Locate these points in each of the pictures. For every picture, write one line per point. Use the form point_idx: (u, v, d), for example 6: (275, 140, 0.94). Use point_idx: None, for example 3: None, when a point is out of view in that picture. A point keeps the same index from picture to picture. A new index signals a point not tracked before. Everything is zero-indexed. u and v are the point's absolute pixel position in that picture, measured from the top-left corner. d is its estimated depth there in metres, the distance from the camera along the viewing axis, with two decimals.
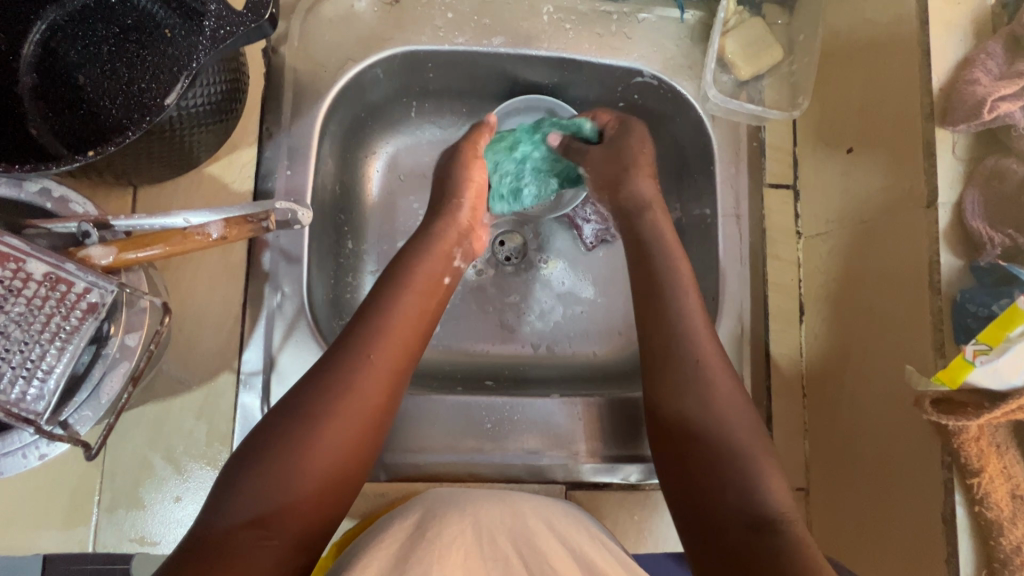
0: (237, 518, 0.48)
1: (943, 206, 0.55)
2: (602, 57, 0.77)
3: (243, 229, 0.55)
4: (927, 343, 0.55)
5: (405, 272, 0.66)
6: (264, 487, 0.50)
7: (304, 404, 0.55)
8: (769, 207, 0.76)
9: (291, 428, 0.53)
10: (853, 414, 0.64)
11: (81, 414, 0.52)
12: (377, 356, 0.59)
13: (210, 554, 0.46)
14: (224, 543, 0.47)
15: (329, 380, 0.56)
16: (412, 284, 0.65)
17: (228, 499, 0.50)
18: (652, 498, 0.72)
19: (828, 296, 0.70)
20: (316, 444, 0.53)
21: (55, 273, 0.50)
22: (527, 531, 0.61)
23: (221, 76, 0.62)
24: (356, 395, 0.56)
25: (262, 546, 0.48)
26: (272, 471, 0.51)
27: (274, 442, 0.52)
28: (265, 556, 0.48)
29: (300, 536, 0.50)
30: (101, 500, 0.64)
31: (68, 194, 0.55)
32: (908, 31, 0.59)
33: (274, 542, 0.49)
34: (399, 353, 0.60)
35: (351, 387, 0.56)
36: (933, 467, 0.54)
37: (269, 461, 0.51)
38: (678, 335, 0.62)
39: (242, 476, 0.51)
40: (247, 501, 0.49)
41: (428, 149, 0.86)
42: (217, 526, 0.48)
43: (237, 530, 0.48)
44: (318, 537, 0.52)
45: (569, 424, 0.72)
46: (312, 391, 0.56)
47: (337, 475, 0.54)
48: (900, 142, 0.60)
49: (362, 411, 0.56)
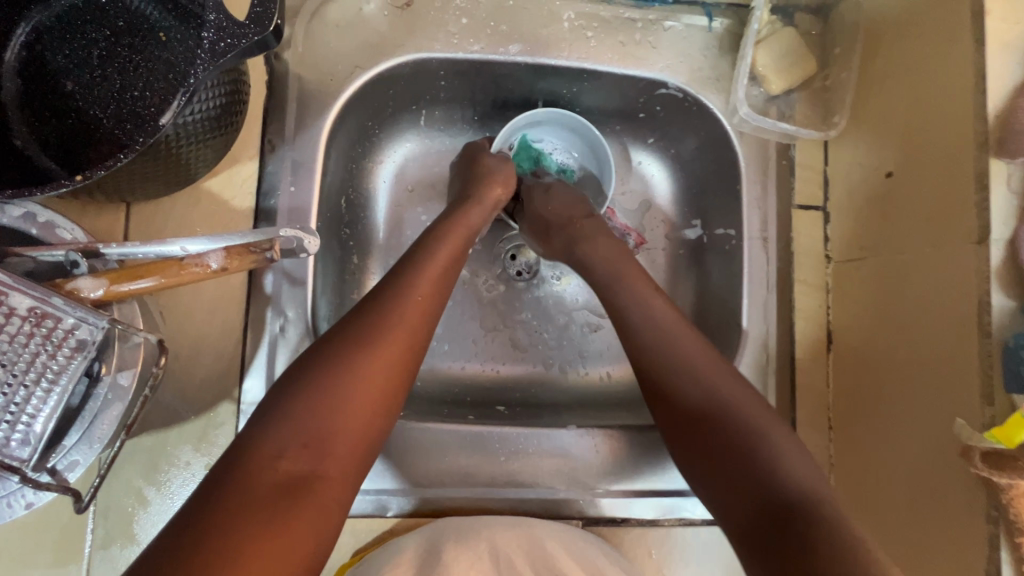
0: (286, 443, 0.45)
1: (996, 242, 0.52)
2: (625, 67, 0.73)
3: (245, 259, 0.51)
4: (973, 389, 0.52)
5: (439, 235, 0.63)
6: (315, 414, 0.47)
7: (352, 331, 0.52)
8: (798, 230, 0.73)
9: (340, 354, 0.50)
10: (886, 454, 0.61)
11: (71, 459, 0.49)
12: (419, 289, 0.56)
13: (260, 480, 0.43)
14: (275, 467, 0.44)
15: (377, 312, 0.53)
16: (446, 238, 0.63)
17: (274, 423, 0.46)
18: (671, 534, 0.69)
19: (860, 327, 0.67)
20: (368, 373, 0.50)
21: (39, 307, 0.45)
22: (546, 560, 0.60)
23: (221, 89, 0.57)
24: (405, 325, 0.53)
25: (317, 472, 0.46)
26: (322, 397, 0.48)
27: (322, 368, 0.49)
28: (318, 482, 0.45)
29: (351, 462, 0.48)
30: (94, 536, 0.61)
31: (54, 219, 0.51)
32: (961, 52, 0.55)
33: (328, 468, 0.46)
34: (440, 288, 0.58)
35: (401, 316, 0.53)
36: (977, 521, 0.51)
37: (319, 386, 0.48)
38: (673, 341, 0.59)
39: (287, 401, 0.48)
40: (297, 425, 0.46)
41: (438, 160, 0.82)
42: (266, 448, 0.45)
43: (290, 453, 0.45)
44: (366, 463, 0.49)
45: (585, 455, 0.69)
46: (360, 320, 0.53)
47: (386, 404, 0.51)
48: (948, 170, 0.56)
49: (410, 342, 0.53)
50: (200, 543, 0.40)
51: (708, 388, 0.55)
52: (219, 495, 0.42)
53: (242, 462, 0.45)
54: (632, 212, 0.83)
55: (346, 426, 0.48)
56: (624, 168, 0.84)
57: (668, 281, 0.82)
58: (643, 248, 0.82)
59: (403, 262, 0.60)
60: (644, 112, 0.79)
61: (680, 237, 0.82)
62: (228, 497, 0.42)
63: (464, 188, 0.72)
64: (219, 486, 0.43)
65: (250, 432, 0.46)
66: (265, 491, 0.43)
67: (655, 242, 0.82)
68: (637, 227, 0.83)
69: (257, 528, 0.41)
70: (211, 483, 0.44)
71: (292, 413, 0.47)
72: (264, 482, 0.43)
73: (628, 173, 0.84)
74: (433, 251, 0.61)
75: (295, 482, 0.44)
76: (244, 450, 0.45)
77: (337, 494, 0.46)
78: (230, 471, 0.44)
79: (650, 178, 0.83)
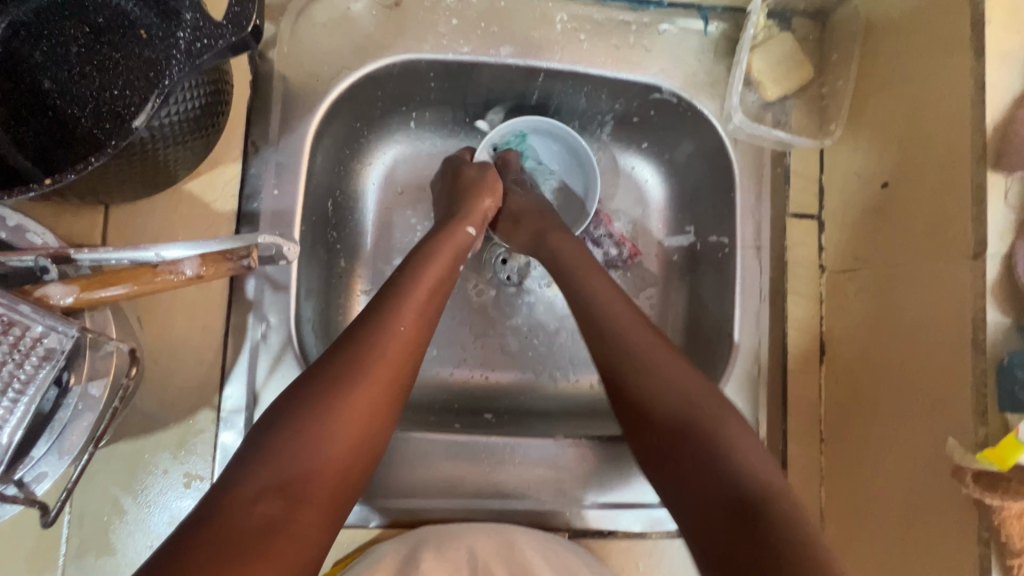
0: (264, 482, 0.44)
1: (992, 257, 0.51)
2: (619, 71, 0.72)
3: (220, 267, 0.50)
4: (968, 408, 0.51)
5: (427, 256, 0.62)
6: (293, 454, 0.46)
7: (333, 367, 0.50)
8: (792, 239, 0.72)
9: (320, 393, 0.49)
10: (877, 471, 0.60)
11: (38, 471, 0.47)
12: (405, 318, 0.55)
13: (235, 525, 0.42)
14: (249, 511, 0.43)
15: (358, 348, 0.52)
16: (434, 259, 0.62)
17: (254, 463, 0.45)
18: (659, 547, 0.68)
19: (853, 340, 0.66)
20: (348, 409, 0.49)
21: (6, 316, 0.45)
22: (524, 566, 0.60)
23: (199, 90, 0.56)
24: (386, 361, 0.52)
25: (293, 515, 0.44)
26: (301, 438, 0.46)
27: (303, 408, 0.48)
28: (295, 526, 0.44)
29: (328, 503, 0.46)
30: (68, 546, 0.59)
31: (24, 222, 0.49)
32: (959, 61, 0.54)
33: (304, 510, 0.45)
34: (423, 320, 0.57)
35: (383, 353, 0.52)
36: (967, 542, 0.50)
37: (299, 427, 0.47)
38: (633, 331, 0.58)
39: (267, 441, 0.46)
40: (273, 467, 0.45)
41: (428, 162, 0.81)
42: (243, 491, 0.44)
43: (266, 496, 0.44)
44: (344, 502, 0.48)
45: (573, 466, 0.68)
46: (343, 352, 0.52)
47: (368, 440, 0.50)
48: (944, 184, 0.55)
49: (391, 378, 0.52)
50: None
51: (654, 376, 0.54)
52: (191, 543, 0.41)
53: (219, 501, 0.43)
54: (628, 220, 0.82)
55: (326, 466, 0.47)
56: (616, 173, 0.82)
57: (663, 291, 0.81)
58: (636, 259, 0.81)
59: (389, 287, 0.58)
60: (638, 116, 0.77)
61: (672, 245, 0.81)
62: (205, 540, 0.41)
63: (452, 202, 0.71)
64: (192, 532, 0.42)
65: (229, 474, 0.45)
66: (239, 536, 0.42)
67: (648, 251, 0.81)
68: (631, 236, 0.82)
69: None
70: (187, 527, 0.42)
71: (273, 451, 0.46)
72: (239, 526, 0.42)
73: (621, 180, 0.82)
74: (418, 276, 0.59)
75: (270, 526, 0.43)
76: (220, 491, 0.44)
77: (315, 536, 0.45)
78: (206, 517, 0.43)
79: (643, 183, 0.82)
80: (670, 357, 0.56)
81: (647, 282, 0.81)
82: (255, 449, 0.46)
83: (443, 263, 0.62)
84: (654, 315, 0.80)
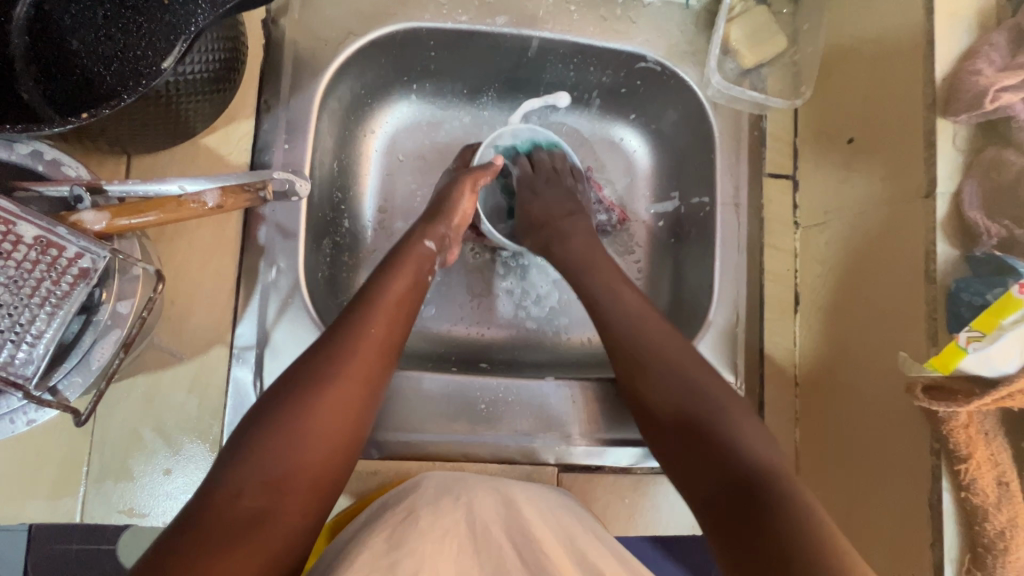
0: (249, 479, 0.48)
1: (941, 195, 0.56)
2: (606, 40, 0.77)
3: (239, 199, 0.57)
4: (921, 332, 0.56)
5: (397, 260, 0.65)
6: (274, 452, 0.49)
7: (309, 369, 0.54)
8: (768, 196, 0.77)
9: (298, 393, 0.52)
10: (845, 403, 0.65)
11: (71, 380, 0.52)
12: (376, 321, 0.58)
13: (223, 516, 0.46)
14: (235, 504, 0.47)
15: (333, 348, 0.55)
16: (404, 264, 0.65)
17: (237, 461, 0.49)
18: (644, 482, 0.72)
19: (824, 287, 0.70)
20: (324, 411, 0.52)
21: (44, 237, 0.49)
22: (521, 523, 0.56)
23: (220, 44, 0.61)
24: (360, 361, 0.56)
25: (276, 506, 0.48)
26: (280, 439, 0.50)
27: (281, 410, 0.51)
28: (279, 517, 0.48)
29: (311, 495, 0.50)
30: (90, 471, 0.64)
31: (60, 157, 0.54)
32: (913, 21, 0.60)
33: (287, 503, 0.48)
34: (396, 320, 0.60)
35: (357, 354, 0.56)
36: (922, 454, 0.55)
37: (277, 427, 0.50)
38: (626, 330, 0.64)
39: (250, 439, 0.50)
40: (256, 465, 0.49)
41: (428, 131, 0.85)
42: (228, 485, 0.48)
43: (249, 491, 0.47)
44: (326, 493, 0.51)
45: (563, 408, 0.72)
46: (317, 354, 0.55)
47: (345, 440, 0.53)
48: (900, 134, 0.61)
49: (367, 375, 0.56)
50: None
51: (647, 382, 0.61)
52: (184, 536, 0.45)
53: (209, 494, 0.48)
54: (618, 189, 0.87)
55: (307, 462, 0.50)
56: (606, 143, 0.87)
57: (649, 253, 0.85)
58: (625, 225, 0.85)
59: (363, 290, 0.62)
60: (626, 87, 0.82)
61: (657, 211, 0.86)
62: (197, 531, 0.45)
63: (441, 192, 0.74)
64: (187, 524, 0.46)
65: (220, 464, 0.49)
66: (228, 526, 0.46)
67: (636, 216, 0.86)
68: (619, 202, 0.86)
69: (221, 562, 0.44)
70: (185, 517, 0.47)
71: (255, 452, 0.49)
72: (225, 517, 0.46)
73: (610, 150, 0.87)
74: (387, 282, 0.63)
75: (254, 518, 0.47)
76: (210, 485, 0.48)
77: (297, 526, 0.49)
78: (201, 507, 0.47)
79: (631, 152, 0.87)
80: (657, 352, 0.62)
81: (635, 245, 0.85)
82: (239, 447, 0.50)
83: (413, 269, 0.65)
84: (643, 278, 0.85)
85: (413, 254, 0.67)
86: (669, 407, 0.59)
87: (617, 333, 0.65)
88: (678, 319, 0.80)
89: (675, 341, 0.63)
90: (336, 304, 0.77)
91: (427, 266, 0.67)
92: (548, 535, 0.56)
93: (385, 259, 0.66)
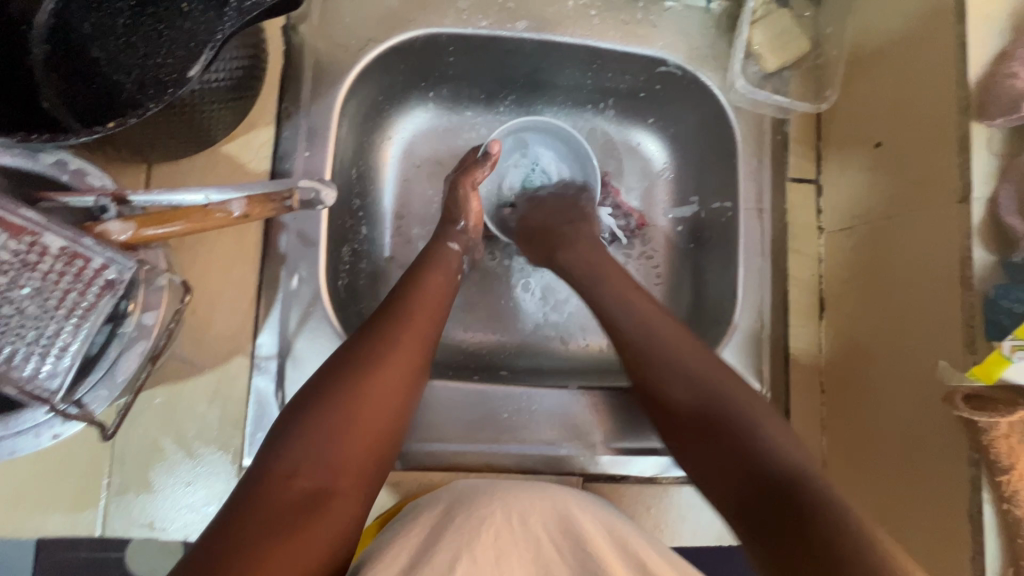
0: (302, 459, 0.49)
1: (977, 200, 0.55)
2: (627, 45, 0.76)
3: (265, 207, 0.56)
4: (957, 340, 0.55)
5: (433, 258, 0.68)
6: (325, 435, 0.50)
7: (355, 356, 0.55)
8: (791, 201, 0.76)
9: (348, 376, 0.54)
10: (874, 412, 0.65)
11: (96, 393, 0.51)
12: (416, 311, 0.61)
13: (278, 496, 0.47)
14: (289, 484, 0.48)
15: (374, 339, 0.57)
16: (438, 260, 0.68)
17: (286, 444, 0.50)
18: (669, 492, 0.71)
19: (852, 294, 0.69)
20: (371, 396, 0.53)
21: (71, 247, 0.48)
22: (568, 518, 0.54)
23: (241, 51, 0.60)
24: (402, 351, 0.57)
25: (330, 488, 0.49)
26: (331, 422, 0.51)
27: (329, 396, 0.52)
28: (333, 498, 0.49)
29: (361, 479, 0.51)
30: (111, 484, 0.63)
31: (84, 166, 0.54)
32: (945, 24, 0.59)
33: (340, 485, 0.49)
34: (434, 316, 0.62)
35: (399, 343, 0.57)
36: (960, 465, 0.54)
37: (327, 411, 0.51)
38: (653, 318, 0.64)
39: (299, 422, 0.51)
40: (309, 446, 0.49)
41: (446, 137, 0.85)
42: (281, 467, 0.48)
43: (303, 471, 0.48)
44: (374, 478, 0.52)
45: (586, 416, 0.71)
46: (363, 341, 0.57)
47: (391, 424, 0.54)
48: (931, 138, 0.60)
49: (410, 363, 0.57)
50: (220, 560, 0.42)
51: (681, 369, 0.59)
52: (237, 517, 0.45)
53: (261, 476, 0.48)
54: (637, 196, 0.86)
55: (357, 447, 0.51)
56: (624, 147, 0.86)
57: (668, 258, 0.84)
58: (644, 230, 0.84)
59: (402, 282, 0.65)
60: (645, 92, 0.82)
61: (677, 215, 0.85)
62: (252, 512, 0.46)
63: (451, 192, 0.75)
64: (238, 508, 0.46)
65: (264, 457, 0.49)
66: (283, 506, 0.46)
67: (655, 221, 0.85)
68: (637, 208, 0.85)
69: (275, 546, 0.44)
70: (235, 501, 0.47)
71: (304, 435, 0.50)
72: (278, 498, 0.47)
73: (628, 154, 0.86)
74: (424, 279, 0.65)
75: (309, 499, 0.47)
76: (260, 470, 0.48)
77: (351, 509, 0.49)
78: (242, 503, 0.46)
79: (650, 156, 0.86)
80: (701, 355, 0.60)
81: (655, 250, 0.84)
82: (287, 431, 0.50)
83: (446, 265, 0.68)
84: (663, 284, 0.83)
85: (440, 256, 0.68)
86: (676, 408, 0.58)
87: (651, 323, 0.63)
88: (699, 325, 0.78)
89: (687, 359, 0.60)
90: (356, 312, 0.76)
91: (454, 268, 0.69)
92: (597, 535, 0.54)
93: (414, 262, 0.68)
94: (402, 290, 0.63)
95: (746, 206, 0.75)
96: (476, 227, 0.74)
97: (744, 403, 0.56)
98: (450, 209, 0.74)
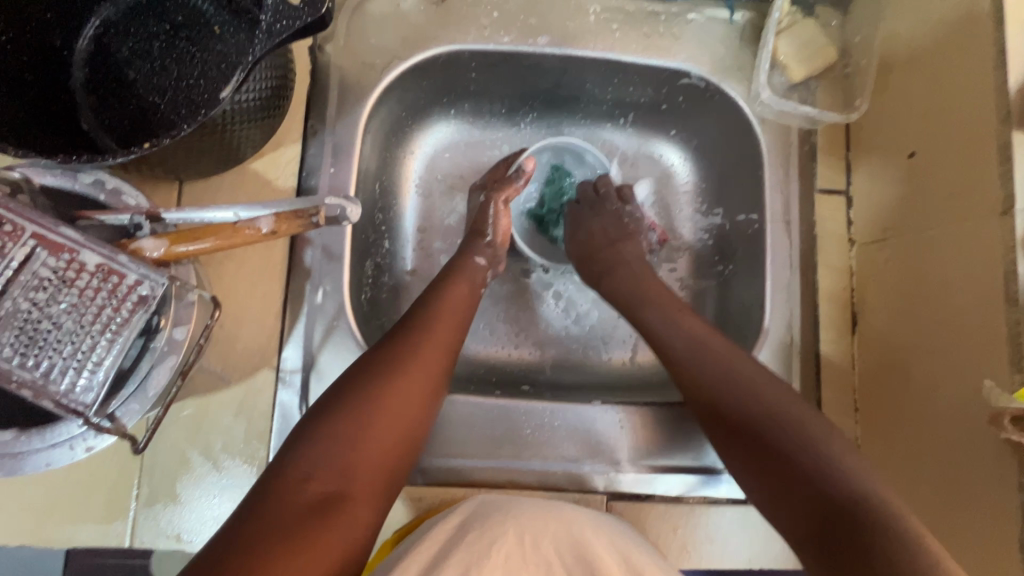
0: (320, 463, 0.49)
1: (1022, 212, 0.53)
2: (649, 58, 0.76)
3: (292, 224, 0.58)
4: (1003, 357, 0.53)
5: (458, 272, 0.68)
6: (341, 439, 0.50)
7: (377, 368, 0.55)
8: (819, 213, 0.74)
9: (368, 385, 0.54)
10: (912, 430, 0.62)
11: (128, 407, 0.53)
12: (436, 322, 0.61)
13: (291, 500, 0.46)
14: (304, 488, 0.47)
15: (397, 350, 0.57)
16: (462, 273, 0.68)
17: (301, 450, 0.50)
18: (696, 513, 0.69)
19: (887, 309, 0.67)
20: (390, 405, 0.53)
21: (106, 264, 0.49)
22: (579, 544, 0.53)
23: (269, 72, 0.61)
24: (423, 360, 0.57)
25: (346, 492, 0.49)
26: (347, 429, 0.51)
27: (350, 404, 0.52)
28: (348, 503, 0.48)
29: (377, 485, 0.51)
30: (140, 495, 0.64)
31: (120, 186, 0.56)
32: (981, 31, 0.57)
33: (355, 490, 0.49)
34: (456, 329, 0.62)
35: (421, 354, 0.57)
36: (1008, 489, 0.51)
37: (348, 416, 0.51)
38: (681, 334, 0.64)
39: (318, 430, 0.51)
40: (325, 450, 0.49)
41: (468, 152, 0.85)
42: (296, 473, 0.48)
43: (318, 474, 0.48)
44: (389, 485, 0.52)
45: (611, 434, 0.70)
46: (384, 353, 0.57)
47: (408, 433, 0.54)
48: (968, 149, 0.58)
49: (431, 374, 0.57)
50: (232, 560, 0.42)
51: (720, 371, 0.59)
52: (252, 519, 0.45)
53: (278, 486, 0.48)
54: (657, 207, 0.85)
55: (372, 453, 0.51)
56: (644, 159, 0.86)
57: (691, 270, 0.83)
58: (666, 245, 0.83)
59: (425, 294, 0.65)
60: (667, 104, 0.81)
61: (700, 224, 0.84)
62: (264, 517, 0.45)
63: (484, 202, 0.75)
64: (251, 516, 0.45)
65: (283, 466, 0.49)
66: (297, 510, 0.46)
67: (678, 234, 0.84)
68: (659, 222, 0.84)
69: (285, 550, 0.43)
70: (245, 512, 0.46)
71: (320, 440, 0.50)
72: (292, 501, 0.46)
73: (650, 167, 0.86)
74: (446, 291, 0.65)
75: (322, 504, 0.47)
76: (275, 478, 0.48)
77: (364, 516, 0.49)
78: (258, 508, 0.46)
79: (671, 167, 0.85)
80: (725, 367, 0.59)
81: (678, 263, 0.83)
82: (303, 435, 0.51)
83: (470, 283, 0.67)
84: (686, 296, 0.82)
85: (466, 269, 0.69)
86: (734, 422, 0.56)
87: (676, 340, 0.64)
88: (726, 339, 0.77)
89: (716, 376, 0.59)
90: (378, 325, 0.77)
91: (478, 282, 0.69)
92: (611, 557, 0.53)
93: (441, 274, 0.68)
94: (426, 305, 0.63)
95: (773, 218, 0.73)
96: (504, 243, 0.74)
97: (748, 430, 0.54)
98: (479, 223, 0.74)
